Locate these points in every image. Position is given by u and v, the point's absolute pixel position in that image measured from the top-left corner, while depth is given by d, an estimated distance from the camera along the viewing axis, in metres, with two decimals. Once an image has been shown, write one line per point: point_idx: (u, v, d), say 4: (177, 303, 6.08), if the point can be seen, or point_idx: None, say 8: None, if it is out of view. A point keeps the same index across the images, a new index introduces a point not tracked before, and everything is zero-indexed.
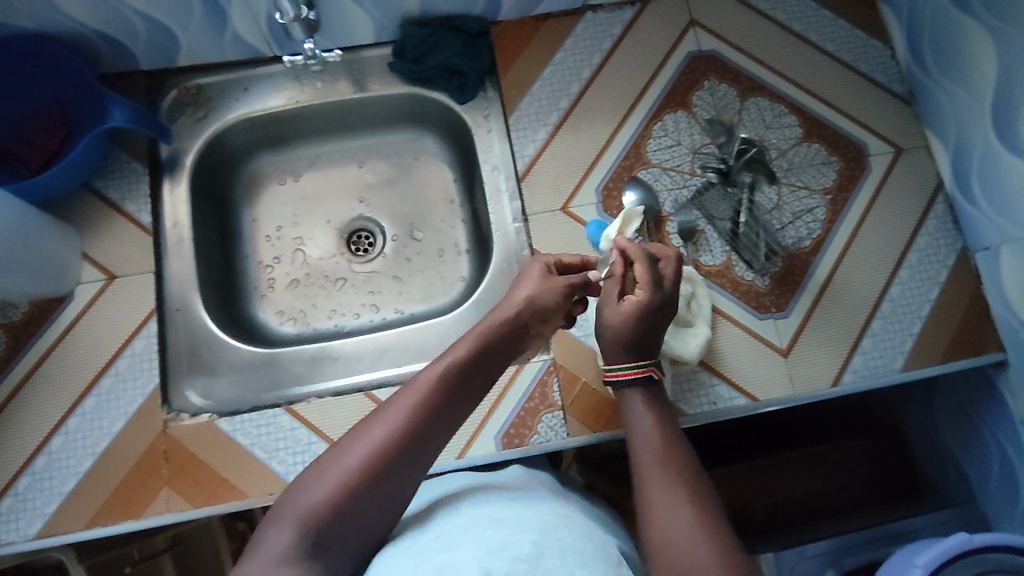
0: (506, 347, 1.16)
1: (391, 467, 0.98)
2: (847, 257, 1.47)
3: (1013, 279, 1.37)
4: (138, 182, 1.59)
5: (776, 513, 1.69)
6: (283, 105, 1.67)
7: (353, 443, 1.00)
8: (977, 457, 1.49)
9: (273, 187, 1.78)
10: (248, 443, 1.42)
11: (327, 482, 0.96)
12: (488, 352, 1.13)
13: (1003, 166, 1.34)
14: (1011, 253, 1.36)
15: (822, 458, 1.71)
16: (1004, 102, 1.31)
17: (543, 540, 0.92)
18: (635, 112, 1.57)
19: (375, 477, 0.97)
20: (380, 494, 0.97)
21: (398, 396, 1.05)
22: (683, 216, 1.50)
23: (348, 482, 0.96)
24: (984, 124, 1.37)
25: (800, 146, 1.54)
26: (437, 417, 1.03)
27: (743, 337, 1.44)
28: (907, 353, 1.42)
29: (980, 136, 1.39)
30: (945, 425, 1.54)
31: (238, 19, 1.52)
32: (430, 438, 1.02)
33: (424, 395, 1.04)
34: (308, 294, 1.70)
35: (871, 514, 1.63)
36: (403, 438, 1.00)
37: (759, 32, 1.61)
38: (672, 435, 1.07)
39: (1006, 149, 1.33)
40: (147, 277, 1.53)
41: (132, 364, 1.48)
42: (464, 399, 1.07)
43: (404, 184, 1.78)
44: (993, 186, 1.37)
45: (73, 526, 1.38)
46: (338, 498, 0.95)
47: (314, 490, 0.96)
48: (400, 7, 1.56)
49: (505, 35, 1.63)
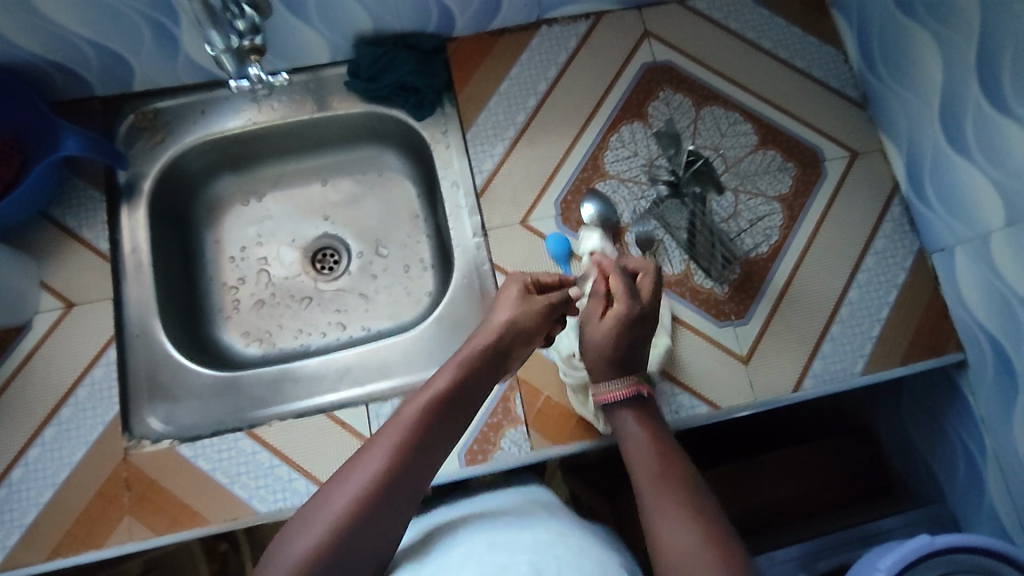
0: (488, 373, 1.17)
1: (383, 503, 0.97)
2: (804, 261, 1.50)
3: (966, 280, 1.40)
4: (96, 212, 1.55)
5: (760, 517, 1.65)
6: (241, 127, 1.65)
7: (343, 483, 0.98)
8: (944, 458, 1.51)
9: (233, 209, 1.75)
10: (208, 469, 1.39)
11: (319, 527, 0.94)
12: (471, 379, 1.14)
13: (952, 172, 1.38)
14: (965, 255, 1.39)
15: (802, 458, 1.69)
16: (950, 109, 1.35)
17: (542, 560, 0.92)
18: (592, 124, 1.59)
19: (366, 516, 0.96)
20: (372, 533, 0.96)
21: (384, 432, 1.05)
22: (641, 226, 1.52)
23: (339, 524, 0.94)
24: (934, 132, 1.41)
25: (755, 153, 1.57)
26: (426, 450, 1.04)
27: (704, 345, 1.45)
28: (866, 357, 1.45)
29: (930, 141, 1.42)
30: (912, 425, 1.56)
31: (189, 42, 1.50)
32: (418, 470, 1.03)
33: (410, 429, 1.05)
34: (272, 315, 1.67)
35: (854, 513, 1.60)
36: (391, 474, 1.00)
37: (711, 40, 1.64)
38: (665, 447, 1.15)
39: (954, 153, 1.36)
40: (105, 305, 1.49)
41: (92, 393, 1.43)
42: (447, 432, 1.08)
43: (367, 202, 1.76)
44: (947, 191, 1.40)
45: (31, 561, 1.33)
46: (329, 541, 0.92)
47: (304, 535, 0.93)
48: (354, 25, 1.55)
49: (462, 51, 1.63)
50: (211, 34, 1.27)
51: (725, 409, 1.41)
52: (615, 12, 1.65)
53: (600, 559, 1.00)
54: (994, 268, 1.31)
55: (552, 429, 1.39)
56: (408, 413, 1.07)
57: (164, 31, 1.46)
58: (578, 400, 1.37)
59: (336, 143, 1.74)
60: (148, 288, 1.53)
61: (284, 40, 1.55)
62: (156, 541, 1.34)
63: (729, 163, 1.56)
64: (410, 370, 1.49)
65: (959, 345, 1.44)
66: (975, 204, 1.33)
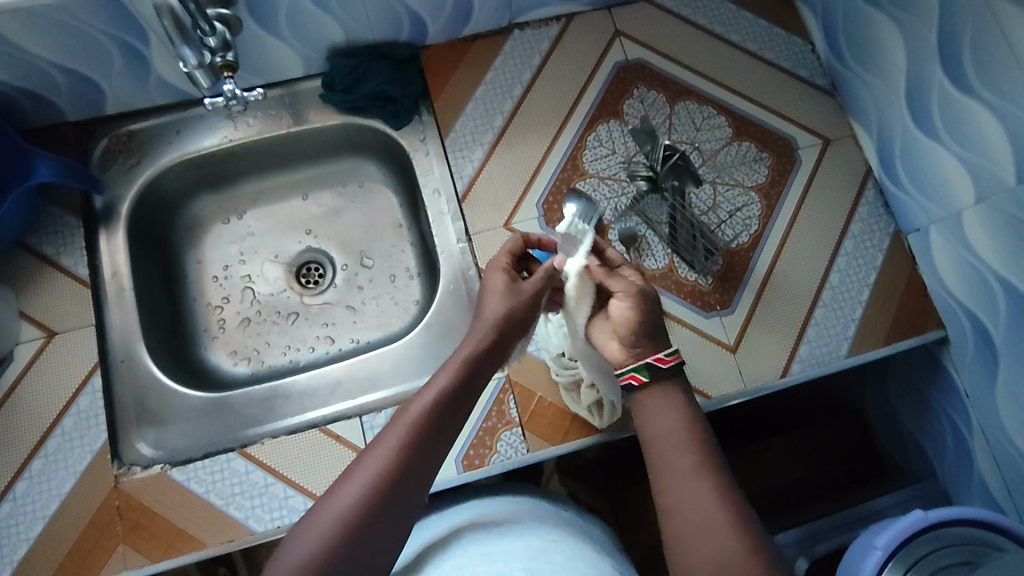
0: (490, 366, 1.13)
1: (384, 505, 0.96)
2: (785, 249, 1.52)
3: (943, 259, 1.43)
4: (73, 237, 1.53)
5: (758, 502, 1.69)
6: (217, 145, 1.63)
7: (343, 487, 0.97)
8: (932, 435, 1.53)
9: (213, 228, 1.73)
10: (202, 492, 1.37)
11: (320, 532, 0.92)
12: (474, 373, 1.10)
13: (922, 154, 1.41)
14: (939, 233, 1.42)
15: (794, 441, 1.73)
16: (915, 92, 1.38)
17: (537, 565, 0.96)
18: (570, 124, 1.60)
19: (368, 519, 0.94)
20: (374, 537, 0.94)
21: (384, 434, 1.03)
22: (623, 223, 1.53)
23: (341, 528, 0.92)
24: (901, 115, 1.44)
25: (731, 145, 1.60)
26: (423, 451, 1.02)
27: (692, 338, 1.46)
28: (850, 339, 1.47)
29: (899, 125, 1.46)
30: (899, 405, 1.59)
31: (160, 61, 1.48)
32: (419, 471, 1.00)
33: (411, 429, 1.02)
34: (260, 333, 1.66)
35: (848, 493, 1.65)
36: (393, 475, 0.98)
37: (680, 36, 1.66)
38: (702, 439, 1.05)
39: (922, 135, 1.40)
40: (87, 331, 1.47)
41: (79, 422, 1.41)
42: (445, 431, 1.05)
43: (349, 214, 1.76)
44: (919, 172, 1.43)
45: None
46: (330, 548, 0.91)
47: (305, 542, 0.92)
48: (326, 37, 1.55)
49: (435, 60, 1.64)
50: (184, 51, 1.24)
51: (716, 399, 1.42)
52: (585, 12, 1.67)
53: (594, 560, 1.03)
54: (968, 245, 1.34)
55: (547, 429, 1.39)
56: (409, 413, 1.04)
57: (133, 52, 1.45)
58: (570, 398, 1.37)
59: (314, 156, 1.74)
60: (131, 312, 1.51)
61: (255, 55, 1.54)
62: (152, 569, 1.32)
63: (705, 155, 1.59)
64: (402, 380, 1.48)
65: (939, 323, 1.47)
66: (947, 184, 1.36)
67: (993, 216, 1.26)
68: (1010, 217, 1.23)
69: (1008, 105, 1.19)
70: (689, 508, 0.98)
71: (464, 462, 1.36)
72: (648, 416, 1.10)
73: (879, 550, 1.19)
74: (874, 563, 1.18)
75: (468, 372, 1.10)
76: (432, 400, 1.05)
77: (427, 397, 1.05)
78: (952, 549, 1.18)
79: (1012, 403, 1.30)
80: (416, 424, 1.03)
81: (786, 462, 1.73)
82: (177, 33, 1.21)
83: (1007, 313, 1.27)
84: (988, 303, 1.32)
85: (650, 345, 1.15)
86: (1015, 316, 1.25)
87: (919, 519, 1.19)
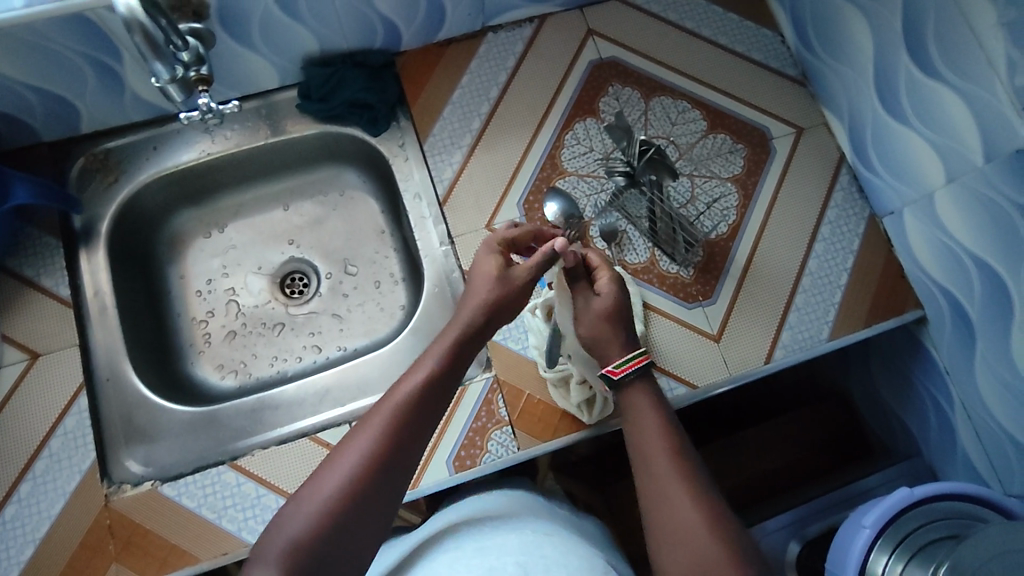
0: (472, 348, 1.16)
1: (373, 484, 0.99)
2: (763, 237, 1.55)
3: (918, 241, 1.45)
4: (53, 257, 1.52)
5: (752, 488, 1.71)
6: (196, 159, 1.63)
7: (332, 466, 1.00)
8: (915, 413, 1.56)
9: (195, 243, 1.73)
10: (195, 506, 1.36)
11: (309, 511, 0.95)
12: (459, 358, 1.13)
13: (893, 137, 1.44)
14: (913, 214, 1.45)
15: (785, 427, 1.76)
16: (882, 77, 1.41)
17: (529, 562, 0.97)
18: (547, 124, 1.62)
19: (357, 499, 0.97)
20: (362, 515, 0.97)
21: (371, 415, 1.05)
22: (604, 219, 1.54)
23: (330, 507, 0.95)
24: (871, 101, 1.47)
25: (706, 138, 1.62)
26: (411, 432, 1.04)
27: (677, 329, 1.48)
28: (831, 322, 1.49)
29: (869, 110, 1.48)
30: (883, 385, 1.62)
31: (134, 79, 1.48)
32: (406, 452, 1.03)
33: (398, 410, 1.05)
34: (247, 345, 1.66)
35: (840, 475, 1.67)
36: (380, 456, 1.01)
37: (652, 33, 1.68)
38: (681, 440, 1.04)
39: (892, 119, 1.43)
40: (72, 351, 1.46)
41: (67, 442, 1.40)
42: (432, 412, 1.08)
43: (331, 222, 1.76)
44: (892, 156, 1.46)
45: None
46: (319, 527, 0.94)
47: (295, 522, 0.95)
48: (300, 47, 1.55)
49: (411, 65, 1.65)
50: (157, 67, 1.22)
51: (703, 388, 1.44)
52: (558, 13, 1.69)
53: (586, 554, 1.03)
54: (941, 225, 1.37)
55: (537, 427, 1.37)
56: (395, 395, 1.06)
57: (106, 70, 1.44)
58: (559, 394, 1.36)
59: (294, 165, 1.74)
60: (115, 330, 1.50)
61: (230, 67, 1.54)
62: None
63: (680, 149, 1.61)
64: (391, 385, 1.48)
65: (917, 303, 1.50)
66: (918, 166, 1.39)
67: (963, 196, 1.29)
68: (980, 196, 1.25)
69: (970, 87, 1.22)
70: (671, 519, 0.96)
71: (454, 463, 1.34)
72: (633, 417, 1.09)
73: (870, 526, 1.21)
74: (864, 541, 1.20)
75: (452, 355, 1.13)
76: (419, 381, 1.08)
77: (413, 378, 1.08)
78: (940, 523, 1.19)
79: (991, 378, 1.32)
80: (403, 404, 1.05)
81: (778, 446, 1.75)
82: (149, 51, 1.18)
83: (983, 290, 1.30)
84: (964, 283, 1.35)
85: (627, 343, 1.16)
86: (992, 292, 1.27)
87: (904, 495, 1.22)
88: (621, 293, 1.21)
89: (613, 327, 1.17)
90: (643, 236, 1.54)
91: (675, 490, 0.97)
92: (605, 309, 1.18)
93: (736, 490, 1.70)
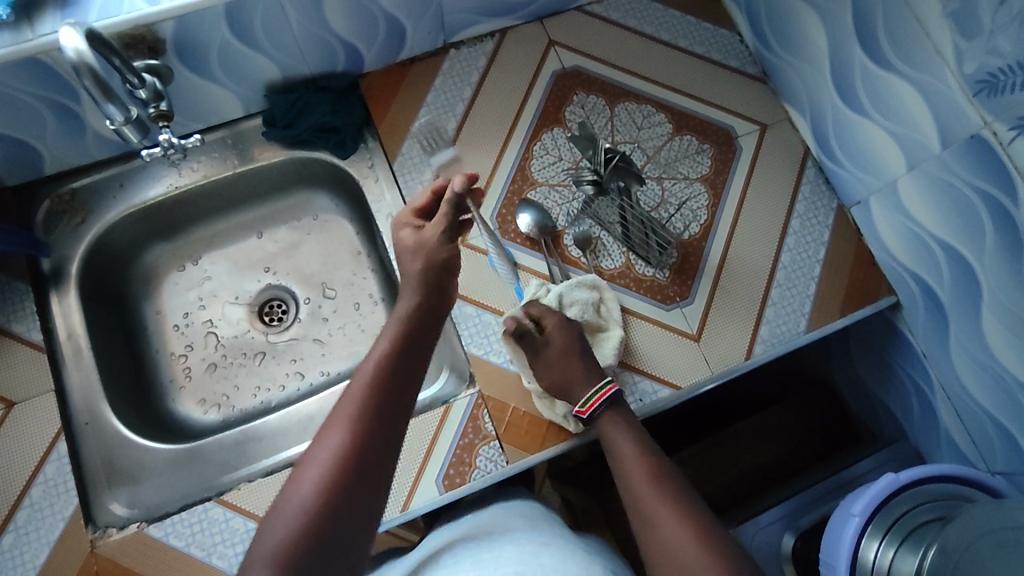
0: (432, 322, 1.06)
1: (358, 477, 0.85)
2: (737, 239, 1.39)
3: (885, 228, 1.29)
4: (21, 304, 1.36)
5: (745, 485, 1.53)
6: (164, 193, 1.47)
7: (306, 468, 0.85)
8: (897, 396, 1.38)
9: (173, 277, 1.55)
10: (184, 544, 1.23)
11: (291, 515, 0.80)
12: (418, 332, 1.03)
13: (856, 128, 1.27)
14: (879, 202, 1.28)
15: (774, 419, 1.56)
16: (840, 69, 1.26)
17: (526, 568, 0.95)
18: (515, 135, 1.45)
19: (345, 494, 0.83)
20: (350, 520, 0.82)
21: (343, 401, 0.92)
22: (576, 228, 1.39)
23: (317, 506, 0.81)
24: (829, 96, 1.31)
25: (672, 141, 1.46)
26: (386, 414, 0.92)
27: (650, 331, 1.33)
28: (808, 315, 1.34)
29: (828, 103, 1.32)
30: (860, 366, 1.45)
31: (94, 117, 1.34)
32: (389, 443, 0.90)
33: (366, 396, 0.92)
34: (229, 377, 1.48)
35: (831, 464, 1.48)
36: (360, 443, 0.87)
37: (602, 35, 1.51)
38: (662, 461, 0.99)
39: (852, 113, 1.27)
40: (47, 397, 1.30)
41: (48, 489, 1.25)
42: (403, 392, 0.96)
43: (308, 248, 1.58)
44: (857, 152, 1.29)
45: None
46: (306, 534, 0.79)
47: (273, 533, 0.79)
48: (258, 72, 1.38)
49: (376, 86, 1.48)
50: (110, 109, 1.05)
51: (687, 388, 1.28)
52: (519, 27, 1.51)
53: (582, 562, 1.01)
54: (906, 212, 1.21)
55: (524, 438, 1.24)
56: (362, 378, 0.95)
57: (65, 111, 1.31)
58: (544, 405, 1.22)
59: (263, 194, 1.56)
60: (92, 371, 1.35)
61: (188, 101, 1.38)
62: None
63: (649, 154, 1.45)
64: None
65: (890, 288, 1.33)
66: (879, 157, 1.24)
67: (915, 183, 1.16)
68: (930, 187, 1.13)
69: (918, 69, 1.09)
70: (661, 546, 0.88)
71: (445, 483, 1.20)
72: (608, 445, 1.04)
73: (858, 517, 1.05)
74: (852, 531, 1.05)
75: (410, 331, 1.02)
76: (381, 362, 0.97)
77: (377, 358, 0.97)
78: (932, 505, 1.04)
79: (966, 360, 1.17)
80: (371, 388, 0.93)
81: (771, 437, 1.55)
82: (100, 93, 1.01)
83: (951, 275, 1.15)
84: (930, 270, 1.20)
85: (594, 369, 1.14)
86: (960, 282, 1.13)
87: (886, 482, 1.06)
88: (575, 327, 1.18)
89: (574, 360, 1.14)
90: (614, 243, 1.38)
91: (663, 511, 0.91)
92: (558, 348, 1.15)
93: (722, 492, 1.52)
